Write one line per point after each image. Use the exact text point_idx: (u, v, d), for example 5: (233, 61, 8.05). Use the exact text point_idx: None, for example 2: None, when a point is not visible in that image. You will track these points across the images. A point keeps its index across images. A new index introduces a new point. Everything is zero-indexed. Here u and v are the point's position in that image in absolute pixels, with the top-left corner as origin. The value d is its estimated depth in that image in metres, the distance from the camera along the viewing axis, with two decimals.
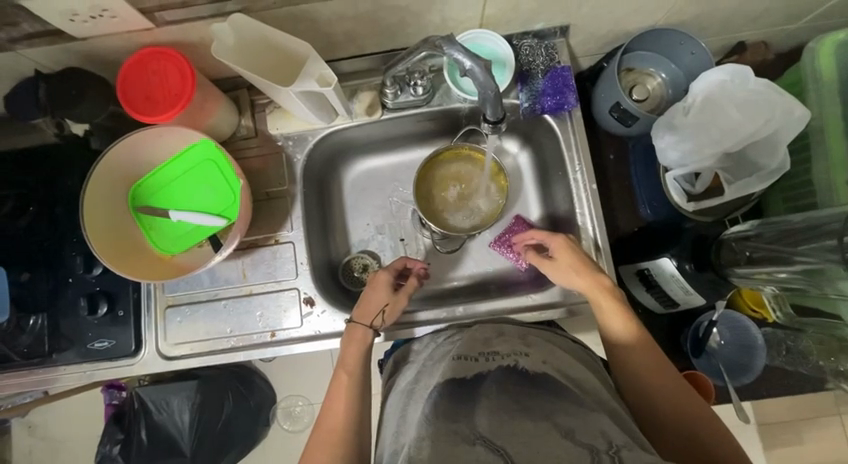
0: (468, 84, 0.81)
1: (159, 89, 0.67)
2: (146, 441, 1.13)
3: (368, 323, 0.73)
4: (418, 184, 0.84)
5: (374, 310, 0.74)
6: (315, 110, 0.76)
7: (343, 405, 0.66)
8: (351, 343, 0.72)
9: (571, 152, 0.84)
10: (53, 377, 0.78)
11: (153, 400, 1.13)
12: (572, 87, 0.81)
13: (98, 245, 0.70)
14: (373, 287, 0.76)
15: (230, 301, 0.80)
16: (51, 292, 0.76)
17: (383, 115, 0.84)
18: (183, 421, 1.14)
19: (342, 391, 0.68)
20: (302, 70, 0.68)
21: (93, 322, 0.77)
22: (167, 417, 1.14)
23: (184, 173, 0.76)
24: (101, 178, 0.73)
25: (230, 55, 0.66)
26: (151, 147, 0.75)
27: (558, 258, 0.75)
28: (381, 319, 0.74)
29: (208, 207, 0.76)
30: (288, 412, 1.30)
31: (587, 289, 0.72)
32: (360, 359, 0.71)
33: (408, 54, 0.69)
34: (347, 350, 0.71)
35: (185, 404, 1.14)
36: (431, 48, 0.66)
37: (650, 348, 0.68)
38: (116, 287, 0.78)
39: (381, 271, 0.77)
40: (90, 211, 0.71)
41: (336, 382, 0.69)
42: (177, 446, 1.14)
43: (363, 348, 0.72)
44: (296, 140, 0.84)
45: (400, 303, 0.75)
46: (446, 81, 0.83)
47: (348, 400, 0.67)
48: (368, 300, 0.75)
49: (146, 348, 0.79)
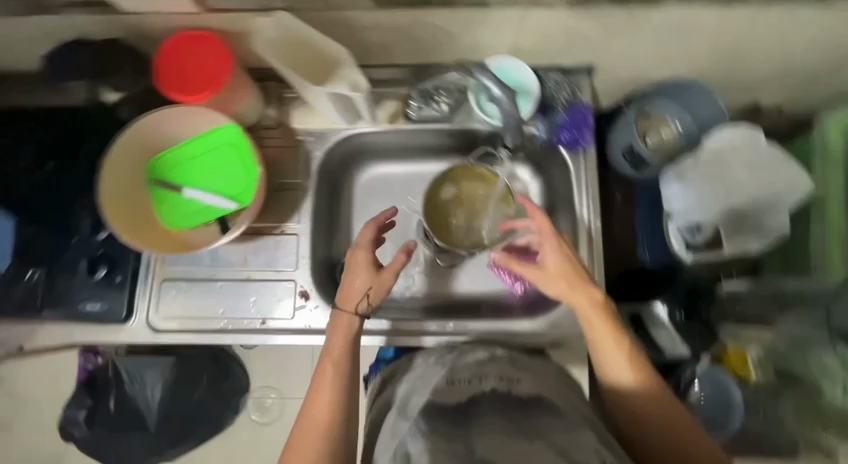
0: (492, 108, 0.82)
1: (194, 70, 0.69)
2: (114, 409, 1.16)
3: (352, 309, 0.72)
4: (431, 187, 0.86)
5: (358, 295, 0.72)
6: (340, 111, 0.79)
7: (329, 401, 0.66)
8: (337, 332, 0.71)
9: (580, 188, 0.86)
10: (37, 333, 0.77)
11: (129, 371, 1.15)
12: (589, 125, 0.84)
13: (110, 212, 0.72)
14: (354, 270, 0.74)
15: (227, 283, 0.80)
16: (53, 249, 0.77)
17: (405, 126, 0.86)
18: (154, 396, 1.16)
19: (327, 382, 0.68)
20: (336, 74, 0.71)
21: (88, 284, 0.77)
22: (139, 389, 1.16)
23: (205, 153, 0.77)
24: (124, 147, 0.74)
25: (269, 46, 0.69)
26: (177, 125, 0.77)
27: (547, 264, 0.72)
28: (371, 299, 0.73)
29: (222, 190, 0.77)
30: (259, 403, 1.18)
31: (583, 311, 0.70)
32: (346, 348, 0.70)
33: (445, 74, 0.81)
34: (333, 339, 0.70)
35: (158, 380, 1.16)
36: (466, 72, 0.79)
37: (636, 365, 0.67)
38: (117, 252, 0.78)
39: (361, 252, 0.74)
40: (109, 179, 0.73)
41: (322, 374, 0.68)
42: (143, 419, 1.16)
43: (352, 332, 0.71)
44: (316, 136, 0.85)
45: (385, 283, 0.73)
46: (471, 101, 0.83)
47: (335, 394, 0.67)
48: (349, 277, 0.74)
49: (136, 317, 0.79)
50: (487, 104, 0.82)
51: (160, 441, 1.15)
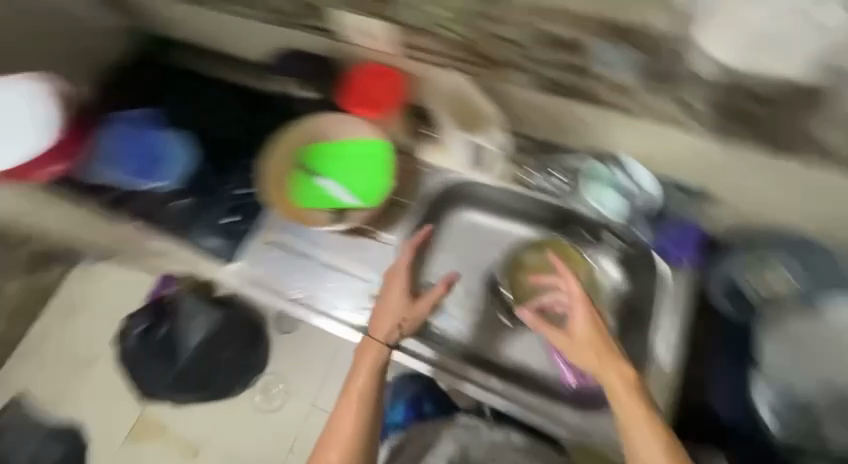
0: (606, 197, 0.85)
1: (373, 93, 0.83)
2: (161, 338, 1.27)
3: (383, 336, 0.79)
4: (518, 256, 0.92)
5: (392, 322, 0.80)
6: (469, 158, 0.90)
7: (352, 422, 0.75)
8: (367, 353, 0.79)
9: (670, 303, 0.83)
10: (162, 249, 0.93)
11: (187, 311, 1.26)
12: (696, 244, 0.85)
13: (270, 179, 0.87)
14: (388, 295, 0.82)
15: (318, 264, 0.90)
16: (203, 188, 0.93)
17: (514, 187, 0.90)
18: (194, 342, 1.26)
19: (350, 405, 0.76)
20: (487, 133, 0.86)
21: (215, 224, 0.92)
22: (185, 330, 1.26)
23: (348, 155, 0.87)
24: (293, 135, 0.88)
25: (438, 100, 0.84)
26: (332, 127, 0.88)
27: (574, 333, 0.73)
28: (404, 325, 0.81)
29: (351, 188, 0.86)
30: (265, 388, 1.28)
31: (612, 388, 0.69)
32: (372, 369, 0.78)
33: (577, 156, 0.86)
34: (361, 361, 0.78)
35: (203, 329, 1.26)
36: (598, 157, 0.85)
37: (672, 453, 0.65)
38: (245, 207, 0.92)
39: (397, 280, 0.83)
40: (276, 155, 0.88)
41: (345, 399, 0.76)
42: (175, 358, 1.26)
43: (378, 363, 0.78)
44: (433, 171, 0.93)
45: (417, 314, 0.81)
46: (586, 189, 0.85)
47: (357, 418, 0.75)
48: (383, 307, 0.82)
49: (237, 264, 0.91)
50: (601, 196, 0.85)
51: (179, 382, 1.26)
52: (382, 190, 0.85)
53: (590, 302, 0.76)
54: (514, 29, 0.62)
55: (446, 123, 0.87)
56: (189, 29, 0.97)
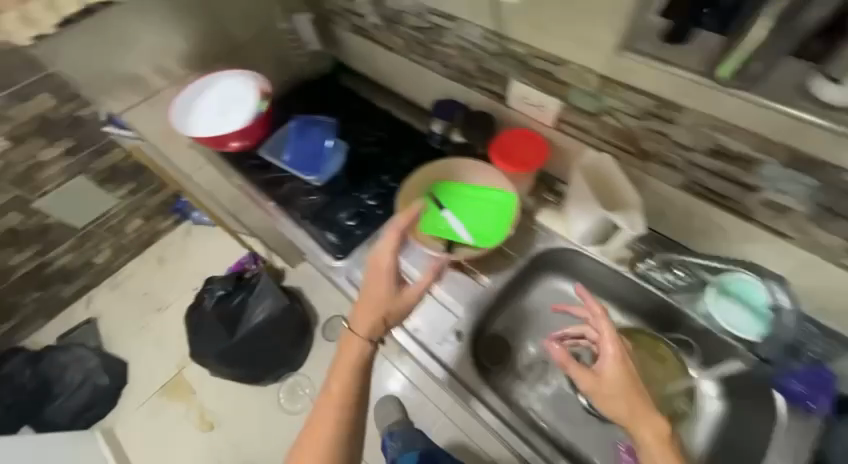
0: (728, 311, 0.78)
1: (515, 150, 0.89)
2: (234, 304, 1.56)
3: (368, 331, 0.78)
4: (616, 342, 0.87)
5: (372, 314, 0.78)
6: (590, 232, 0.86)
7: (334, 413, 0.78)
8: (351, 346, 0.79)
9: (788, 450, 0.73)
10: (287, 229, 1.04)
11: (260, 289, 1.56)
12: (828, 393, 0.73)
13: (400, 200, 0.94)
14: (373, 290, 0.79)
15: (413, 285, 0.93)
16: (339, 190, 1.06)
17: (627, 273, 0.87)
18: (255, 317, 1.53)
19: (334, 397, 0.79)
20: (624, 211, 0.80)
21: (339, 223, 1.02)
22: (253, 307, 1.55)
23: (475, 197, 0.93)
24: (431, 168, 0.97)
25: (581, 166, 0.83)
26: (467, 170, 0.96)
27: (603, 374, 0.70)
28: (390, 315, 0.79)
29: (470, 227, 0.91)
30: (293, 388, 1.66)
31: (631, 427, 0.66)
32: (358, 357, 0.79)
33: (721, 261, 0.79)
34: (345, 352, 0.80)
35: (265, 309, 1.54)
36: (743, 267, 0.78)
37: None
38: (369, 216, 1.02)
39: (376, 267, 0.79)
40: (412, 181, 0.96)
41: (330, 391, 0.79)
42: (237, 325, 1.54)
43: (362, 355, 0.79)
44: (546, 234, 0.95)
45: (400, 304, 0.79)
46: (705, 294, 0.81)
47: (336, 411, 0.78)
48: (367, 300, 0.79)
49: (344, 262, 0.98)
50: (724, 311, 0.78)
51: (233, 347, 1.52)
52: (501, 236, 0.89)
53: (617, 338, 0.73)
54: (684, 132, 0.68)
55: (578, 192, 0.83)
56: (375, 68, 1.17)
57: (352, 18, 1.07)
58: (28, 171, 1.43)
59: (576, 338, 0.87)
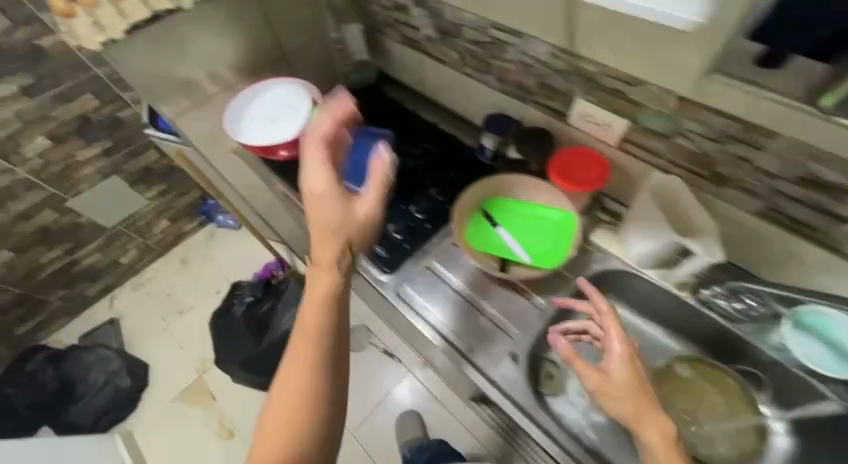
0: (808, 348, 0.73)
1: (578, 169, 0.86)
2: (263, 311, 1.55)
3: (331, 264, 0.66)
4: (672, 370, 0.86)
5: (329, 245, 0.66)
6: (655, 255, 0.83)
7: (308, 374, 0.64)
8: (315, 289, 0.66)
9: None
10: None
11: (289, 295, 1.54)
12: None
13: (456, 215, 0.93)
14: (319, 219, 0.67)
15: (466, 304, 0.91)
16: (386, 202, 1.04)
17: (688, 299, 0.85)
18: (283, 324, 1.51)
19: (303, 355, 0.64)
20: (696, 236, 0.77)
21: (387, 236, 1.00)
22: (282, 313, 1.53)
23: (533, 216, 0.92)
24: (487, 184, 0.95)
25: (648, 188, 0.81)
26: (523, 186, 0.94)
27: (611, 374, 0.65)
28: (351, 240, 0.67)
29: (528, 246, 0.89)
30: None
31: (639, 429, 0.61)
32: (326, 297, 0.66)
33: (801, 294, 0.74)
34: (309, 298, 0.66)
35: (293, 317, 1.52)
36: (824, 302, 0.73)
37: None
38: (417, 230, 1.00)
39: (315, 189, 0.68)
40: (467, 197, 0.94)
41: (296, 347, 0.65)
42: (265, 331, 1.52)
43: (332, 292, 0.66)
44: (601, 254, 0.92)
45: (358, 219, 0.68)
46: (775, 326, 0.78)
47: (311, 371, 0.64)
48: (319, 229, 0.67)
49: (393, 277, 0.96)
50: (801, 345, 0.74)
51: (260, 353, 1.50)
52: (560, 258, 0.87)
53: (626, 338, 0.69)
54: (770, 158, 0.66)
55: (642, 213, 0.82)
56: (421, 79, 1.16)
57: (404, 29, 1.07)
58: (65, 170, 1.44)
59: (578, 333, 0.81)
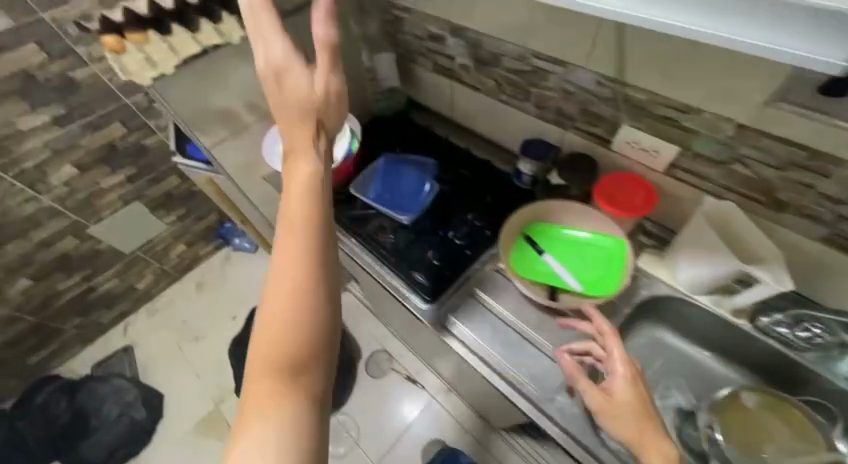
0: None
1: (626, 195, 0.86)
2: None
3: (306, 150, 0.53)
4: (738, 401, 0.80)
5: (298, 131, 0.53)
6: (710, 282, 0.82)
7: (303, 269, 0.48)
8: (294, 184, 0.52)
9: None
10: (376, 270, 1.01)
11: None
12: None
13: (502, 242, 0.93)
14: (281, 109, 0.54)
15: (515, 335, 0.89)
16: (424, 228, 1.02)
17: (745, 326, 0.82)
18: None
19: (294, 251, 0.49)
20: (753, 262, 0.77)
21: (427, 263, 0.97)
22: None
23: (579, 244, 0.91)
24: (531, 211, 0.95)
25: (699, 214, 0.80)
26: (568, 213, 0.93)
27: (614, 395, 0.69)
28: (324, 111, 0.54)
29: (577, 274, 0.88)
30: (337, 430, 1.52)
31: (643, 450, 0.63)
32: (310, 186, 0.52)
33: None
34: (292, 191, 0.51)
35: None
36: None
37: None
38: (456, 255, 0.97)
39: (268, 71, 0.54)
40: (512, 224, 0.94)
41: (284, 243, 0.49)
42: None
43: (317, 175, 0.52)
44: (648, 279, 0.89)
45: (324, 89, 0.54)
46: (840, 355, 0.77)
47: (305, 262, 0.48)
48: (282, 117, 0.54)
49: (437, 306, 0.93)
50: None
51: None
52: (612, 288, 0.85)
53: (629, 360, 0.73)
54: (835, 184, 0.65)
55: (696, 237, 0.80)
56: (453, 105, 1.17)
57: (437, 58, 1.08)
58: (89, 197, 1.43)
59: (580, 354, 0.82)
